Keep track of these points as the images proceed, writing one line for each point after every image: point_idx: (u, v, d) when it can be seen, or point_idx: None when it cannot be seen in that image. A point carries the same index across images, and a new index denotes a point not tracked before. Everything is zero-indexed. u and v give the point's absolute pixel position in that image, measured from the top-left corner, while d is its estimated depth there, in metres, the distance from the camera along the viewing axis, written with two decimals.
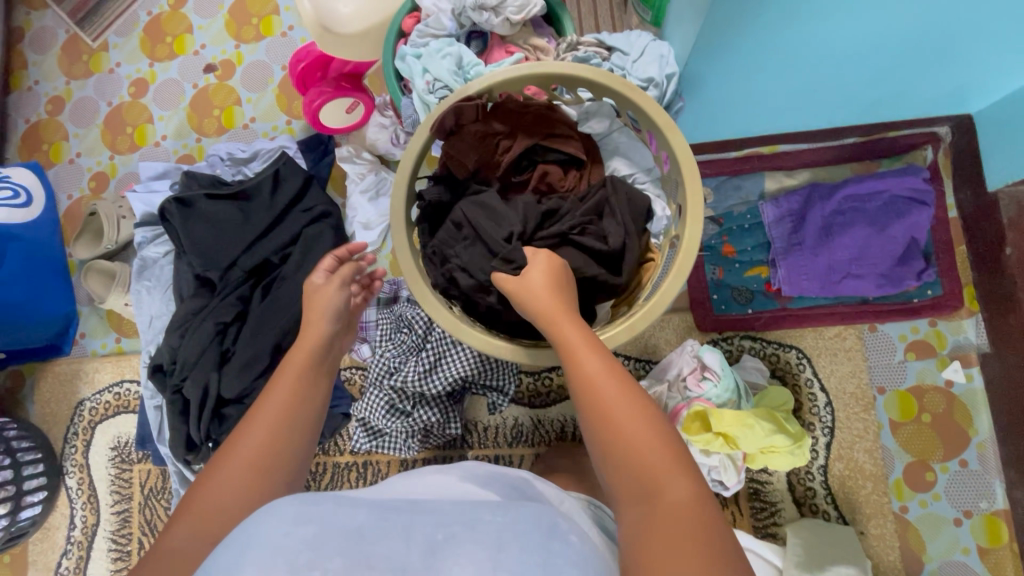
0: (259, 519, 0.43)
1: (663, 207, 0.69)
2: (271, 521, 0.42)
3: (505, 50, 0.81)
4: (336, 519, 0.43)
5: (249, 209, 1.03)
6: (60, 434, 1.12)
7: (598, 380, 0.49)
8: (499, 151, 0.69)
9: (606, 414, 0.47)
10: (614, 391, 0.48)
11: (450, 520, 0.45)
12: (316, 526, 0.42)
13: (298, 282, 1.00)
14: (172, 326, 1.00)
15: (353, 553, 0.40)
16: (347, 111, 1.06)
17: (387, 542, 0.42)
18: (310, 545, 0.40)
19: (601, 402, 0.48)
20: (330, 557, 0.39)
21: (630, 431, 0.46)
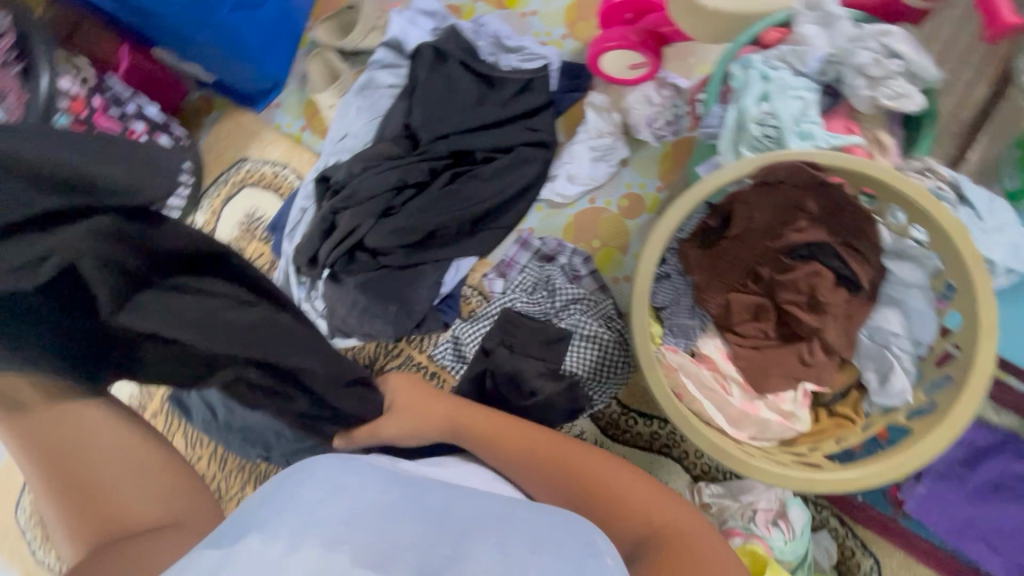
0: (296, 482, 0.45)
1: (906, 386, 0.60)
2: (305, 489, 0.44)
3: (844, 124, 0.72)
4: (367, 499, 0.45)
5: (486, 96, 1.01)
6: (211, 174, 1.17)
7: (568, 455, 0.63)
8: (789, 225, 0.63)
9: (591, 482, 0.59)
10: (582, 456, 0.63)
11: (486, 511, 0.46)
12: (349, 501, 0.44)
13: (488, 189, 1.00)
14: (362, 155, 1.01)
15: (381, 532, 0.41)
16: (630, 66, 0.99)
17: (413, 526, 0.42)
18: (343, 525, 0.41)
19: (577, 469, 0.61)
20: (363, 535, 0.40)
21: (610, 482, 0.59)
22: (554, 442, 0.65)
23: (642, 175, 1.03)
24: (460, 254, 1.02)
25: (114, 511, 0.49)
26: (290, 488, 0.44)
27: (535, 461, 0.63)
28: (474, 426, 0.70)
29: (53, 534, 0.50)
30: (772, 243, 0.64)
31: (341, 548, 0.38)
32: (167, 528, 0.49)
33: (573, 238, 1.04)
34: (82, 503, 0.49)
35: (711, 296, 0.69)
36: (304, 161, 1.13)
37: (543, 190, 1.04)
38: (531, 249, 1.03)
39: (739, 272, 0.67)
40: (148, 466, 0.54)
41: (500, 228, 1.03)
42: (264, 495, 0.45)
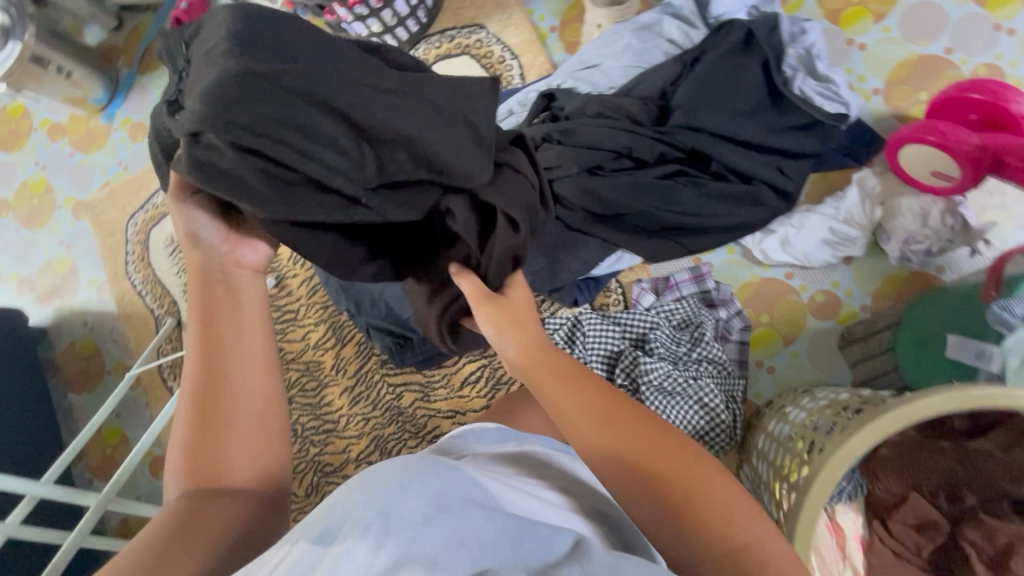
0: (405, 480, 0.41)
1: None
2: (412, 495, 0.40)
3: None
4: (475, 527, 0.40)
5: (760, 111, 0.88)
6: (442, 22, 1.09)
7: (637, 450, 0.46)
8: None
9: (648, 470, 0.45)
10: (637, 428, 0.48)
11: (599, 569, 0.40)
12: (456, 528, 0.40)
13: (701, 205, 0.88)
14: (605, 99, 0.91)
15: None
16: (934, 169, 0.83)
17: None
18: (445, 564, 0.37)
19: (660, 470, 0.45)
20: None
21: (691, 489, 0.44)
22: (622, 423, 0.48)
23: (855, 283, 0.91)
24: (630, 249, 0.93)
25: (221, 444, 0.51)
26: (395, 497, 0.39)
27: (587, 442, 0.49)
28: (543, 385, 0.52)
29: (174, 431, 0.53)
30: (998, 480, 0.56)
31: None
32: (233, 495, 0.49)
33: (745, 298, 0.95)
34: (198, 423, 0.51)
35: (888, 477, 0.60)
36: (535, 64, 1.04)
37: (748, 237, 0.93)
38: (700, 286, 0.95)
39: (935, 478, 0.59)
40: (260, 400, 0.54)
41: (682, 249, 0.93)
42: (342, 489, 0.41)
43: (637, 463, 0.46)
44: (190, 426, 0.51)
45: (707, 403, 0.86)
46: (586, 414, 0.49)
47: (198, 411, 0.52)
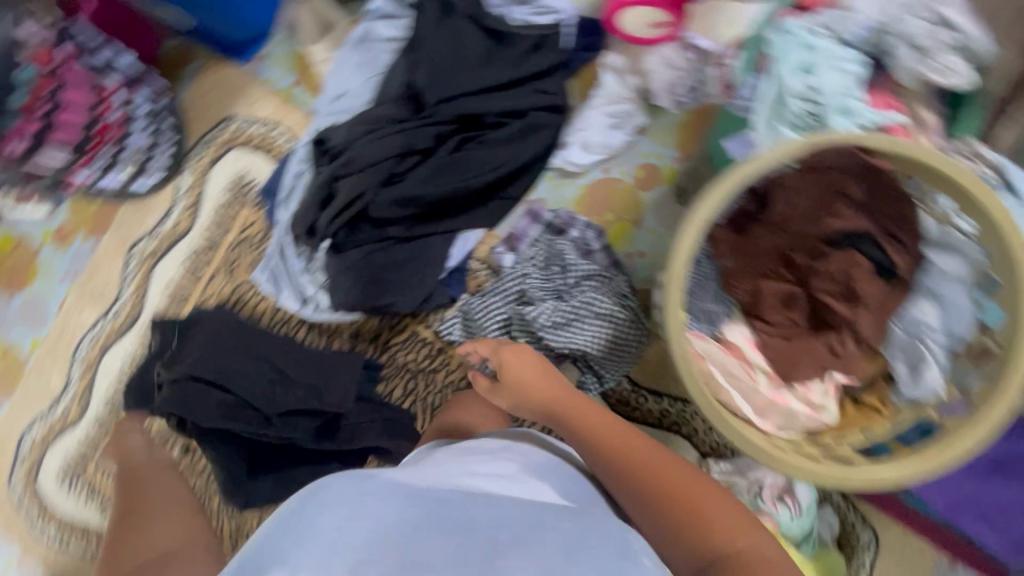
0: (312, 508, 0.47)
1: (939, 381, 0.58)
2: (324, 514, 0.47)
3: (884, 98, 0.68)
4: (385, 516, 0.47)
5: (494, 54, 0.93)
6: (194, 132, 1.08)
7: (652, 458, 0.62)
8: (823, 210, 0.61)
9: (660, 485, 0.60)
10: (657, 453, 0.63)
11: (507, 526, 0.50)
12: (368, 525, 0.46)
13: (497, 158, 0.93)
14: (362, 118, 0.93)
15: (408, 555, 0.45)
16: (651, 25, 0.93)
17: (445, 540, 0.47)
18: (364, 557, 0.44)
19: (665, 481, 0.60)
20: (388, 554, 0.45)
21: (684, 493, 0.59)
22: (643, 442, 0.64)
23: (658, 145, 0.98)
24: (467, 226, 0.96)
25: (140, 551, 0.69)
26: (312, 512, 0.47)
27: (623, 464, 0.62)
28: (581, 417, 0.68)
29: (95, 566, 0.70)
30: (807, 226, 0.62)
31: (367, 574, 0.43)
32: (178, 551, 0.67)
33: (585, 209, 1.00)
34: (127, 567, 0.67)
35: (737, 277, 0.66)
36: (296, 121, 1.05)
37: (555, 160, 0.98)
38: (541, 222, 0.98)
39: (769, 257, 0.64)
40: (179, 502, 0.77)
41: (509, 199, 0.98)
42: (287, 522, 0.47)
43: (653, 467, 0.61)
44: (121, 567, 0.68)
45: (603, 312, 0.90)
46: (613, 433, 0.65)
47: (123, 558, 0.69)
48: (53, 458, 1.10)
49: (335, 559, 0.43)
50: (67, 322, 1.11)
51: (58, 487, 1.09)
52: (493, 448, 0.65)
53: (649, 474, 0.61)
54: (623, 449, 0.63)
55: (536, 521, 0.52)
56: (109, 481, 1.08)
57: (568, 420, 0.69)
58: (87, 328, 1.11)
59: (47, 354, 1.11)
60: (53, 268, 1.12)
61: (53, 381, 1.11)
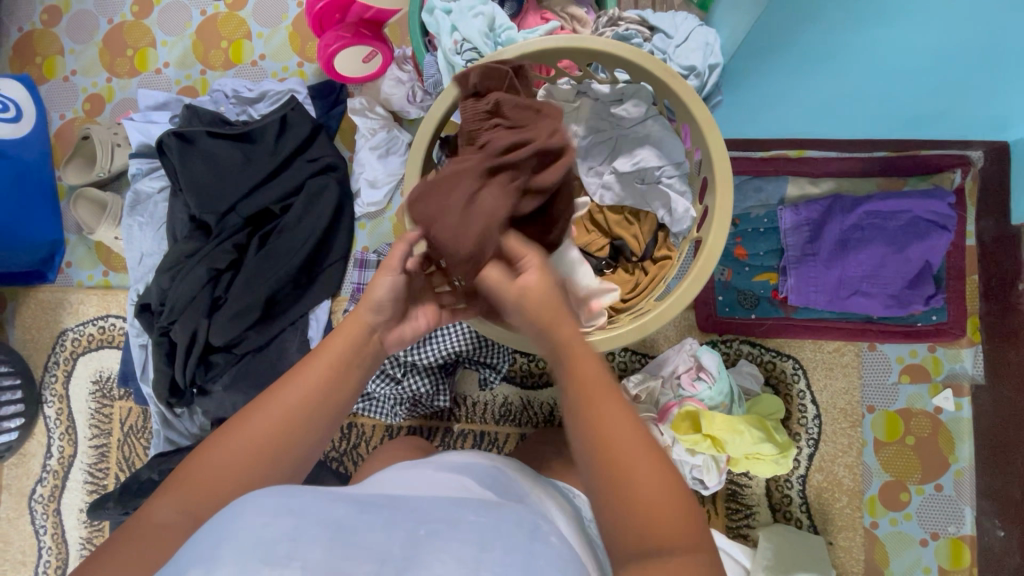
0: (232, 513, 0.45)
1: (687, 205, 0.64)
2: (249, 514, 0.45)
3: (540, 14, 0.76)
4: (314, 514, 0.47)
5: (251, 153, 0.99)
6: (40, 363, 1.10)
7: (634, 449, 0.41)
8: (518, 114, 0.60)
9: (605, 442, 0.41)
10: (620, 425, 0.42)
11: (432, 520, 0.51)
12: (294, 521, 0.45)
13: (299, 235, 0.98)
14: (164, 267, 0.97)
15: (336, 546, 0.44)
16: (364, 60, 0.99)
17: (375, 532, 0.48)
18: (290, 536, 0.44)
19: (595, 405, 0.42)
20: (311, 546, 0.44)
21: (623, 454, 0.41)
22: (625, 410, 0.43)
23: None
24: (310, 305, 1.00)
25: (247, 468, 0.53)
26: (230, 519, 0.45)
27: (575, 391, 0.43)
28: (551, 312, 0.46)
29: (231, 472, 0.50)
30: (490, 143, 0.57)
31: (291, 564, 0.42)
32: None
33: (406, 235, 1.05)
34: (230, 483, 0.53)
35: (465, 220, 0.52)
36: (122, 303, 1.07)
37: (357, 209, 1.04)
38: (370, 265, 1.01)
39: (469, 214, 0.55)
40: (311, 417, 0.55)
41: (335, 262, 1.02)
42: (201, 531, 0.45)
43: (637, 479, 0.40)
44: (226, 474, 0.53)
45: None
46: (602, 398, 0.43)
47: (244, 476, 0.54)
48: None
49: (259, 548, 0.42)
50: None
51: None
52: (429, 463, 0.69)
53: (591, 412, 0.42)
54: (578, 386, 0.43)
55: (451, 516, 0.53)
56: None
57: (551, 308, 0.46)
58: None
59: None
60: None
61: None
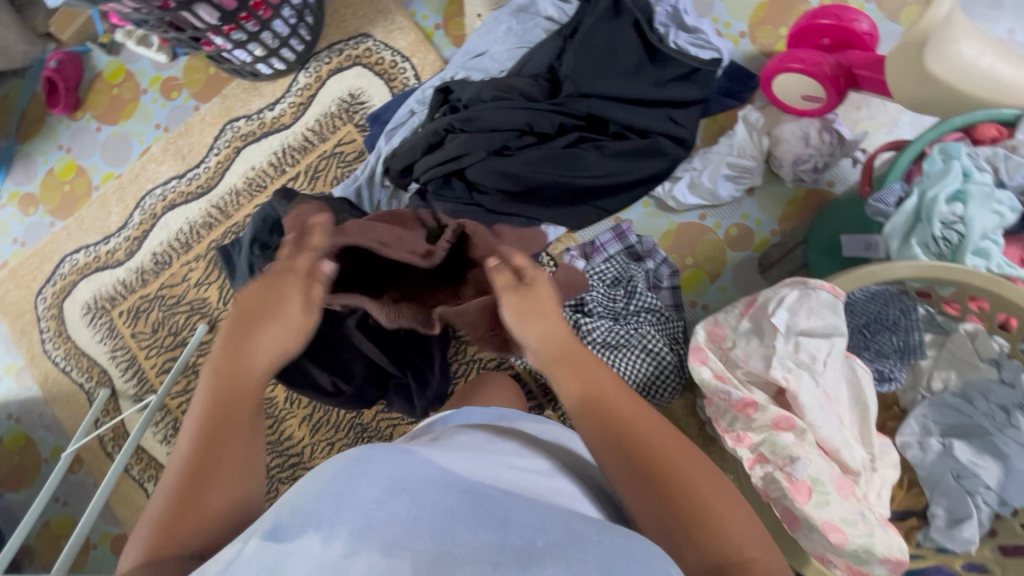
0: (354, 469, 0.42)
1: (975, 539, 0.58)
2: (364, 481, 0.41)
3: (1017, 254, 0.68)
4: (427, 499, 0.42)
5: (641, 70, 0.93)
6: (328, 38, 1.10)
7: (672, 458, 0.47)
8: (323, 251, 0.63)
9: (649, 455, 0.47)
10: (664, 441, 0.48)
11: (550, 530, 0.42)
12: (408, 501, 0.40)
13: (607, 166, 0.93)
14: (494, 82, 0.94)
15: (444, 537, 0.39)
16: (805, 95, 0.90)
17: (480, 534, 0.40)
18: (405, 518, 0.39)
19: (628, 425, 0.49)
20: (421, 537, 0.38)
21: (666, 462, 0.47)
22: (649, 421, 0.49)
23: (761, 212, 0.97)
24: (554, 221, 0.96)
25: (198, 504, 0.45)
26: (347, 485, 0.40)
27: (593, 400, 0.50)
28: (571, 355, 0.53)
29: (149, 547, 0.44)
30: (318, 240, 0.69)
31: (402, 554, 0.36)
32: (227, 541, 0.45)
33: (668, 246, 0.99)
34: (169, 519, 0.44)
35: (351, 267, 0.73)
36: (426, 62, 1.06)
37: (658, 189, 0.98)
38: (624, 242, 0.97)
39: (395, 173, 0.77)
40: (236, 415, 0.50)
41: (602, 211, 0.96)
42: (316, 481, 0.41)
43: (684, 483, 0.46)
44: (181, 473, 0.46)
45: (653, 350, 0.89)
46: (616, 397, 0.50)
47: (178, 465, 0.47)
48: (88, 287, 1.13)
49: (366, 528, 0.38)
50: (145, 169, 1.14)
51: (82, 316, 1.13)
52: (513, 435, 0.61)
53: (613, 417, 0.49)
54: (593, 399, 0.50)
55: (572, 530, 0.42)
56: (128, 329, 1.11)
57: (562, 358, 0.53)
58: (160, 181, 1.13)
59: (117, 191, 1.14)
60: (151, 115, 1.15)
61: (112, 218, 1.14)
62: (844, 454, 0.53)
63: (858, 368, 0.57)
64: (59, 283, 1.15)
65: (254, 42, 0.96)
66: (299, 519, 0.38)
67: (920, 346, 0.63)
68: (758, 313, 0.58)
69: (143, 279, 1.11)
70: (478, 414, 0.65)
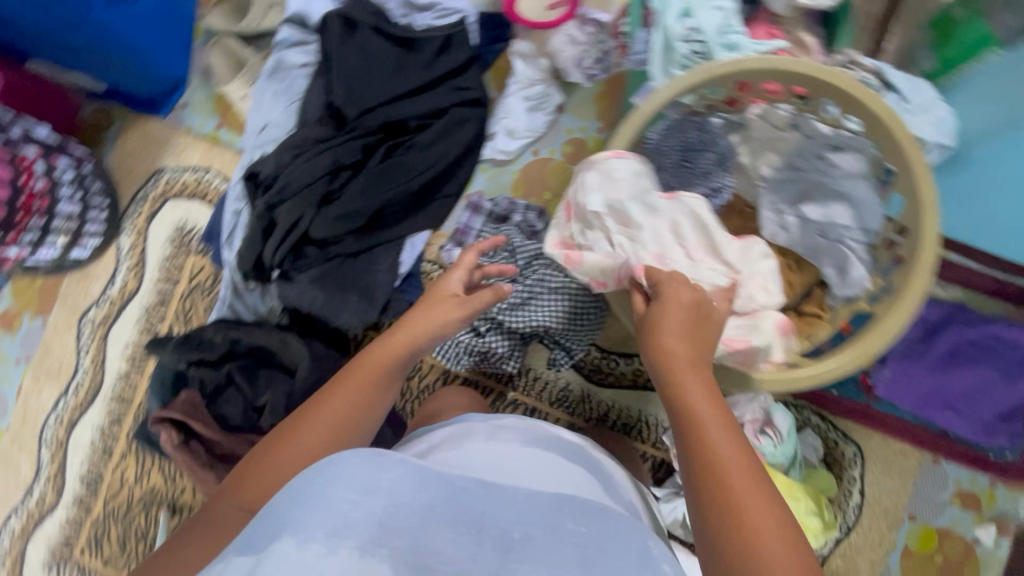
0: (327, 480, 0.48)
1: (864, 274, 0.62)
2: (338, 486, 0.47)
3: (766, 30, 0.73)
4: (402, 497, 0.48)
5: (405, 61, 0.96)
6: (127, 192, 1.08)
7: (751, 496, 0.42)
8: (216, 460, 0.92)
9: (724, 494, 0.43)
10: (751, 483, 0.43)
11: (530, 522, 0.50)
12: (384, 501, 0.47)
13: (427, 159, 0.96)
14: (287, 144, 0.95)
15: (422, 534, 0.46)
16: (548, 7, 0.97)
17: (451, 530, 0.48)
18: (373, 524, 0.46)
19: (717, 457, 0.44)
20: (397, 533, 0.46)
21: (745, 498, 0.42)
22: (740, 456, 0.44)
23: (580, 120, 1.01)
24: (413, 230, 0.98)
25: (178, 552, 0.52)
26: (318, 493, 0.46)
27: (695, 437, 0.45)
28: (685, 382, 0.48)
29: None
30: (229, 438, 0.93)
31: (379, 551, 0.44)
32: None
33: (523, 194, 1.02)
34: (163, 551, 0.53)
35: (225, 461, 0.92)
36: (226, 162, 1.06)
37: (485, 151, 1.01)
38: (483, 212, 1.00)
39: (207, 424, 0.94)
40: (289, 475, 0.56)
41: (450, 196, 1.00)
42: (293, 496, 0.46)
43: (731, 470, 0.43)
44: (178, 531, 0.56)
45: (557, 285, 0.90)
46: (716, 430, 0.45)
47: (191, 523, 0.55)
48: (37, 546, 1.07)
49: (347, 525, 0.45)
50: (29, 406, 1.09)
51: (46, 575, 1.06)
52: (479, 427, 0.67)
53: (701, 446, 0.45)
54: (694, 427, 0.46)
55: (550, 521, 0.51)
56: (97, 559, 1.05)
57: (671, 396, 0.49)
58: (49, 407, 1.08)
59: (14, 441, 1.09)
60: (6, 355, 1.10)
61: (24, 469, 1.08)
62: (719, 274, 0.59)
63: (698, 198, 0.62)
64: (8, 559, 1.08)
65: (51, 233, 0.96)
66: (277, 531, 0.45)
67: (729, 148, 0.68)
68: (578, 211, 0.62)
69: (85, 506, 1.06)
70: (442, 429, 0.69)
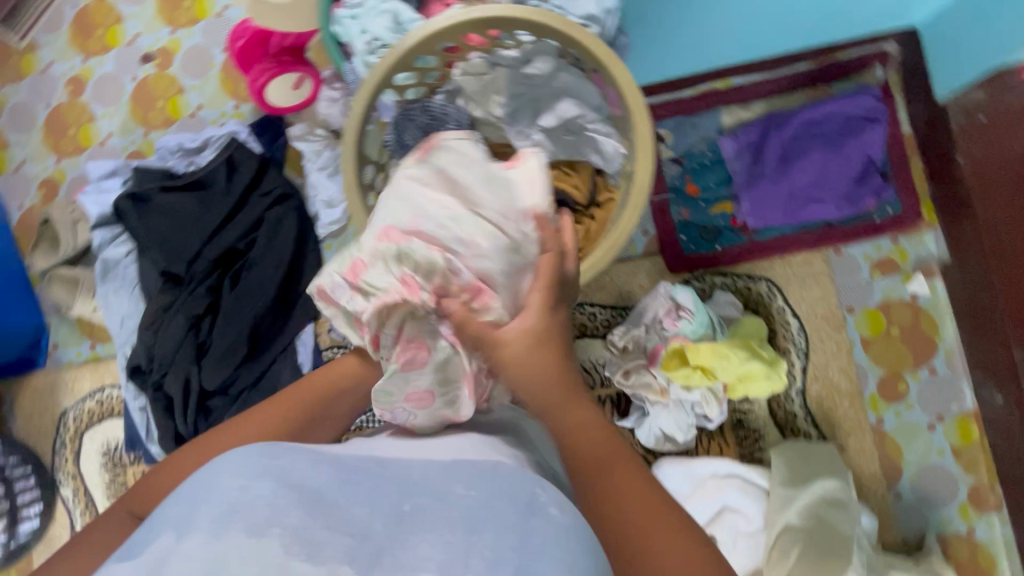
0: (216, 476, 0.44)
1: (614, 142, 0.69)
2: (226, 475, 0.43)
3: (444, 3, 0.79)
4: (294, 479, 0.44)
5: (205, 199, 1.01)
6: (46, 448, 1.11)
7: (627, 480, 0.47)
8: None
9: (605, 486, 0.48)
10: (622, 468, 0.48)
11: (423, 492, 0.46)
12: (275, 481, 0.43)
13: (268, 267, 1.00)
14: (144, 325, 0.99)
15: (314, 510, 0.42)
16: (295, 87, 1.04)
17: (350, 502, 0.44)
18: (263, 502, 0.41)
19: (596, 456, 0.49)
20: (287, 509, 0.41)
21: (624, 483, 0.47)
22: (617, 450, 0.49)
23: None
24: (294, 332, 1.02)
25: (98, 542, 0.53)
26: (202, 493, 0.43)
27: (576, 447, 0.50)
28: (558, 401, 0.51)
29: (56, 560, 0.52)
30: None
31: (266, 531, 0.39)
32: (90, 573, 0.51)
33: None
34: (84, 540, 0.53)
35: None
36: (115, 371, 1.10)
37: (320, 231, 1.05)
38: None
39: None
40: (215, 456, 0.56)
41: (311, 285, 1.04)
42: (179, 493, 0.44)
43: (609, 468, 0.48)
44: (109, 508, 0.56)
45: None
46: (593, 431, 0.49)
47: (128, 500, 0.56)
48: None
49: (236, 509, 0.41)
50: None
51: None
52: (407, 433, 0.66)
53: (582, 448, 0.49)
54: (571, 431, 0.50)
55: (442, 489, 0.47)
56: None
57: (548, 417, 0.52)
58: None
59: None
60: None
61: None
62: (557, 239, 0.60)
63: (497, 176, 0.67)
64: None
65: None
66: (158, 532, 0.42)
67: (461, 111, 0.72)
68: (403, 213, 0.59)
69: None
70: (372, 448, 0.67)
